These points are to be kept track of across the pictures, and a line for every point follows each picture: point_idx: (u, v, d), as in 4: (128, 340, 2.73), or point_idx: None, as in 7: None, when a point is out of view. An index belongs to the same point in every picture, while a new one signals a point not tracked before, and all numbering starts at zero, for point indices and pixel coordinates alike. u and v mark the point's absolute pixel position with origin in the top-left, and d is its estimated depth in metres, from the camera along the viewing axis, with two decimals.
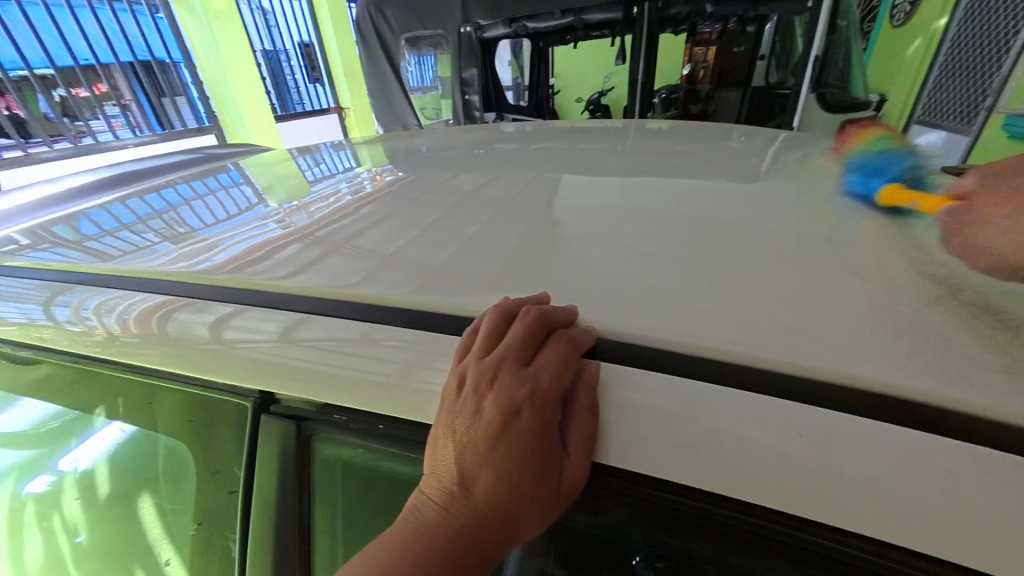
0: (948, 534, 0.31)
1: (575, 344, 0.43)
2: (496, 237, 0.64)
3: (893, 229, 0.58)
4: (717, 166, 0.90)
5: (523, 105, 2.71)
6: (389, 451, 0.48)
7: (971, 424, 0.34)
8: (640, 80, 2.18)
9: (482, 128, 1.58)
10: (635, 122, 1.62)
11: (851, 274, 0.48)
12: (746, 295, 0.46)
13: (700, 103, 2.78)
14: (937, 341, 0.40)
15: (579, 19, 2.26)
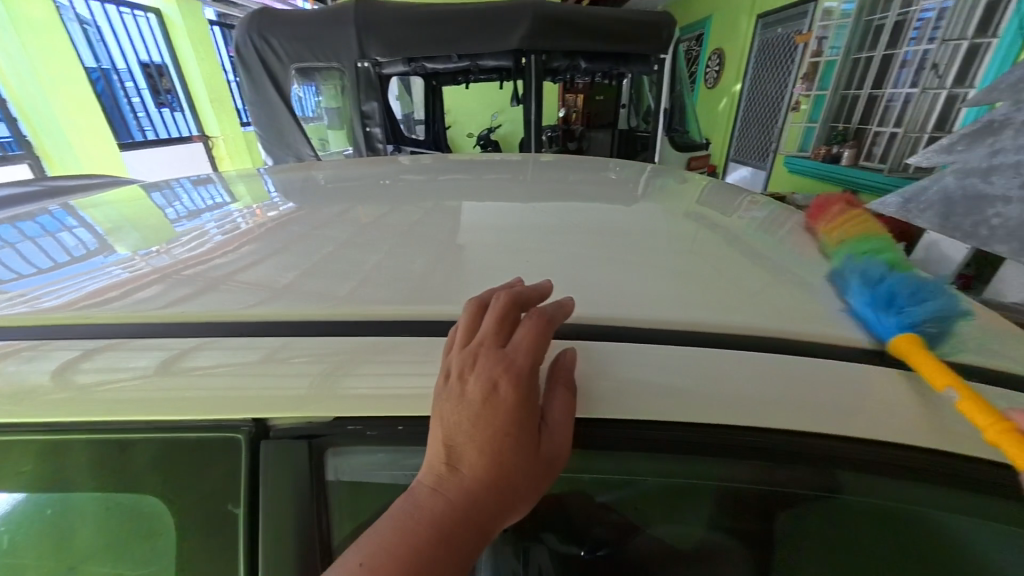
0: (788, 411, 0.44)
1: (548, 318, 0.46)
2: (452, 256, 0.71)
3: (733, 234, 0.81)
4: (601, 193, 1.12)
5: (420, 137, 3.31)
6: (415, 447, 0.49)
7: (778, 341, 0.49)
8: (533, 119, 2.52)
9: (384, 160, 1.65)
10: (532, 156, 1.85)
11: (698, 262, 0.66)
12: (633, 280, 0.61)
13: (576, 140, 3.79)
14: (751, 295, 0.57)
15: (474, 64, 2.51)
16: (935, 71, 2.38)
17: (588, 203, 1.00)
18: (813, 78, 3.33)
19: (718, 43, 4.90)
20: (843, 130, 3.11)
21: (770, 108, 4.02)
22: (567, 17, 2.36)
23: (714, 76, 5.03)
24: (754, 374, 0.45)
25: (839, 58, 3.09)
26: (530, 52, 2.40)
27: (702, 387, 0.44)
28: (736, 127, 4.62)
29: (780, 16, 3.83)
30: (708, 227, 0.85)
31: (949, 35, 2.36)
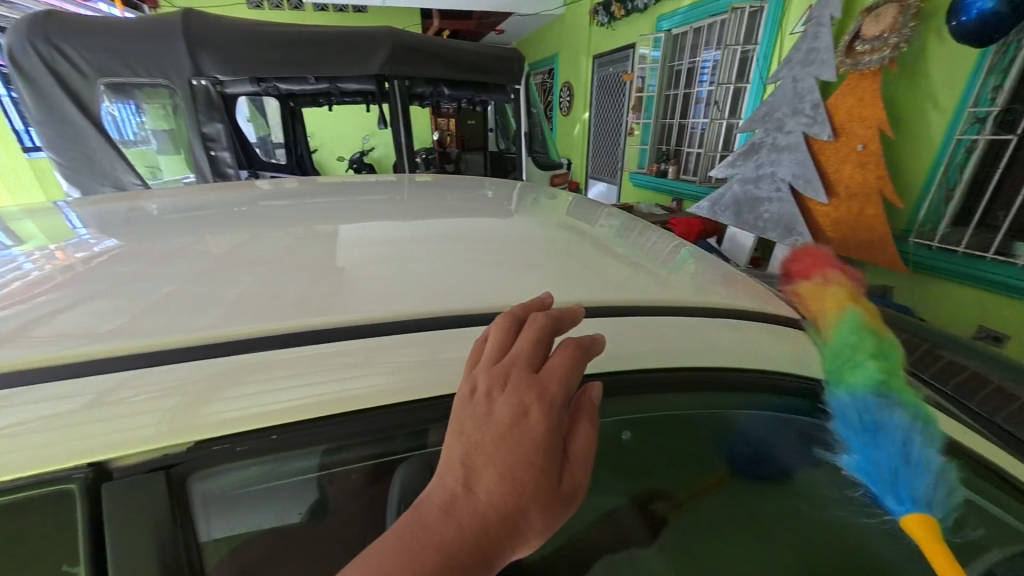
0: (626, 357, 0.56)
1: (583, 349, 0.45)
2: (332, 274, 0.71)
3: (589, 241, 1.00)
4: (476, 209, 1.23)
5: (281, 162, 3.08)
6: (294, 453, 0.45)
7: (615, 308, 0.64)
8: (404, 142, 2.59)
9: (238, 185, 1.52)
10: (407, 176, 1.90)
11: (559, 263, 0.80)
12: (508, 281, 0.71)
13: (453, 162, 3.99)
14: (598, 283, 0.72)
15: (334, 85, 2.51)
16: (717, 107, 3.22)
17: (466, 220, 1.09)
18: (639, 109, 4.07)
19: (566, 77, 5.61)
20: (666, 150, 3.89)
21: (612, 133, 4.80)
22: (427, 47, 2.49)
23: (566, 105, 5.74)
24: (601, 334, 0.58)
25: (655, 94, 3.86)
26: (393, 77, 2.46)
27: None
28: (589, 149, 5.34)
29: (609, 58, 4.60)
30: (567, 235, 1.02)
31: (722, 80, 3.15)
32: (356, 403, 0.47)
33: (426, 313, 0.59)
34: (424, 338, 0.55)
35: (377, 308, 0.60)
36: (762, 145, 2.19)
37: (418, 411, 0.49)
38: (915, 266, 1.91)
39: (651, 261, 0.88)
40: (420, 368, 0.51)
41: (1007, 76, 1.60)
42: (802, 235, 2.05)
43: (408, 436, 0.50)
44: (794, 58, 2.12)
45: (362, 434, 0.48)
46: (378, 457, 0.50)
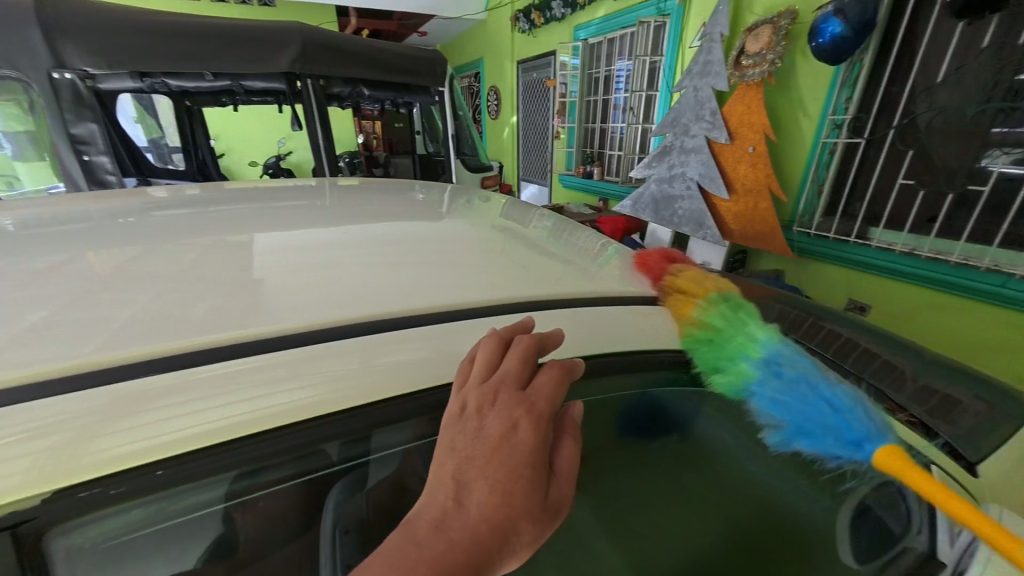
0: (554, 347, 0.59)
1: (567, 369, 0.47)
2: (245, 286, 0.63)
3: (522, 240, 1.03)
4: (406, 212, 1.20)
5: (180, 168, 2.76)
6: (190, 486, 0.39)
7: (545, 303, 0.67)
8: (322, 145, 2.45)
9: (122, 194, 1.32)
10: (328, 180, 1.79)
11: (493, 262, 0.81)
12: (443, 280, 0.70)
13: (380, 167, 3.84)
14: (531, 279, 0.75)
15: (237, 83, 2.32)
16: (633, 113, 3.47)
17: (396, 225, 1.05)
18: (564, 114, 4.24)
19: (492, 81, 5.67)
20: (591, 153, 4.10)
21: (539, 137, 4.94)
22: (341, 45, 2.36)
23: (495, 109, 5.79)
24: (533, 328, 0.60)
25: (577, 100, 4.04)
26: (306, 76, 2.31)
27: None
28: (519, 152, 5.44)
29: (532, 64, 4.73)
30: (501, 236, 1.03)
31: (636, 87, 3.40)
32: (276, 421, 0.42)
33: (356, 318, 0.55)
34: (355, 346, 0.51)
35: (300, 317, 0.54)
36: (673, 147, 2.45)
37: (344, 423, 0.45)
38: (800, 251, 2.21)
39: (580, 258, 0.94)
40: (350, 377, 0.47)
41: (855, 89, 1.90)
42: (710, 229, 2.31)
43: (335, 448, 0.45)
44: (694, 69, 2.34)
45: (280, 454, 0.42)
46: (301, 476, 0.45)
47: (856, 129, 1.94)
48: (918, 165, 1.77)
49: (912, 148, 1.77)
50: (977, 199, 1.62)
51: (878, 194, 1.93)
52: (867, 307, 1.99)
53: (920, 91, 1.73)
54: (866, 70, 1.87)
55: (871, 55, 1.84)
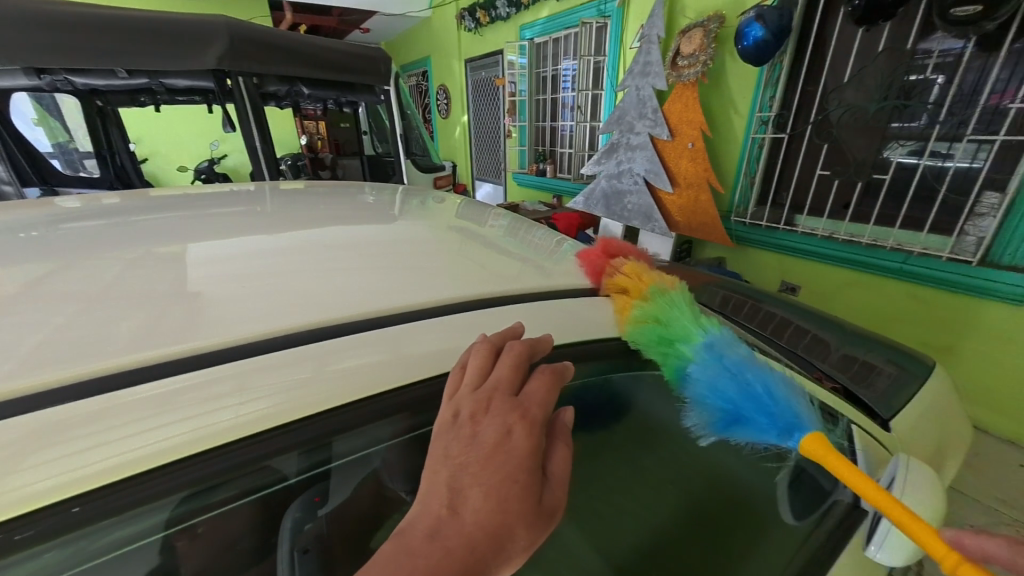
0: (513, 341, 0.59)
1: (559, 374, 0.47)
2: (178, 300, 0.58)
3: (478, 240, 1.03)
4: (357, 215, 1.16)
5: (94, 176, 2.46)
6: (112, 519, 0.35)
7: (503, 299, 0.68)
8: (259, 146, 2.31)
9: (25, 206, 1.18)
10: (270, 184, 1.69)
11: (449, 262, 0.81)
12: (398, 282, 0.69)
13: (327, 169, 3.68)
14: (488, 277, 0.76)
15: (155, 80, 2.14)
16: (581, 111, 3.56)
17: (345, 229, 1.00)
18: (514, 113, 4.26)
19: (441, 80, 5.58)
20: (543, 151, 4.16)
21: (491, 136, 4.95)
22: (275, 40, 2.22)
23: (445, 108, 5.70)
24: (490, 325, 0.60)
25: (527, 98, 4.09)
26: (236, 74, 2.16)
27: (458, 345, 0.55)
28: (472, 151, 5.41)
29: (480, 63, 4.71)
30: (457, 236, 1.03)
31: (582, 87, 3.50)
32: (216, 439, 0.39)
33: (305, 326, 0.53)
34: (304, 353, 0.48)
35: (243, 328, 0.51)
36: (619, 145, 2.55)
37: (293, 436, 0.42)
38: (739, 240, 2.38)
39: (535, 254, 0.97)
40: (299, 386, 0.45)
41: (777, 89, 2.07)
42: (658, 222, 2.42)
43: (283, 464, 0.42)
44: (636, 70, 2.44)
45: (217, 475, 0.38)
46: (243, 496, 0.41)
47: (781, 125, 2.11)
48: (833, 157, 1.96)
49: (827, 141, 1.96)
50: (881, 186, 1.83)
51: (801, 185, 2.12)
52: (798, 287, 2.18)
53: (831, 90, 1.92)
54: (787, 71, 2.03)
55: (790, 57, 2.00)
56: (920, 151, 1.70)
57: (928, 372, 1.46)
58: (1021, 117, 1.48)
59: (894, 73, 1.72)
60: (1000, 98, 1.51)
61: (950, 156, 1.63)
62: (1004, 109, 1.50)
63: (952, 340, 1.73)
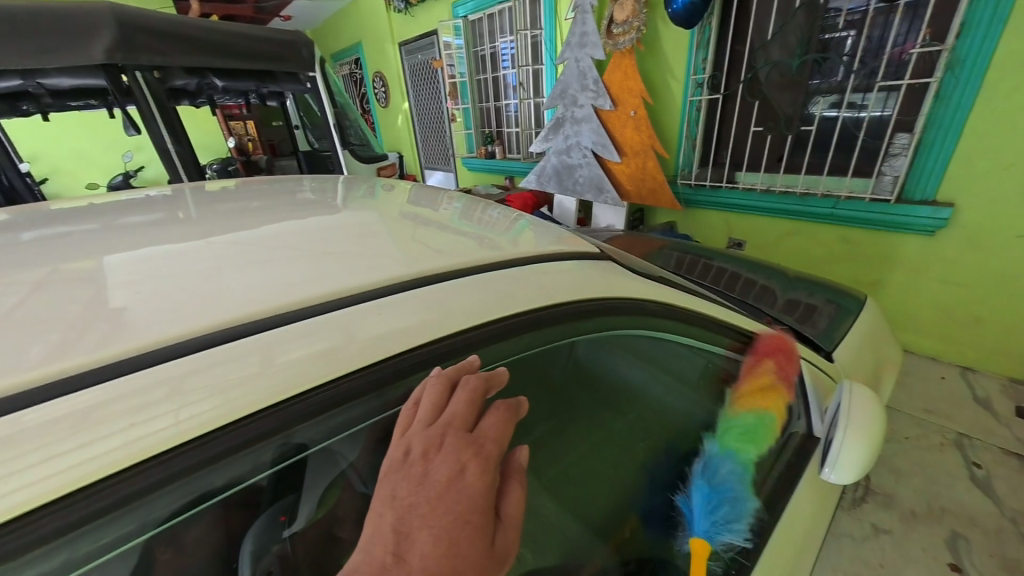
0: (485, 310, 0.53)
1: (514, 410, 0.40)
2: (75, 309, 0.47)
3: (432, 224, 0.97)
4: (295, 210, 1.06)
5: None
6: (16, 563, 0.26)
7: (467, 270, 0.61)
8: (174, 150, 2.09)
9: None
10: (191, 187, 1.51)
11: (401, 242, 0.74)
12: (345, 260, 0.60)
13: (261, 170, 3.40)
14: (445, 250, 0.69)
15: (34, 81, 1.88)
16: (524, 88, 3.49)
17: (282, 225, 0.90)
18: (456, 95, 4.12)
19: (375, 67, 5.28)
20: (490, 133, 4.06)
21: (434, 122, 4.77)
22: (177, 29, 1.99)
23: (384, 96, 5.41)
24: (459, 295, 0.54)
25: (467, 80, 3.96)
26: (132, 68, 1.92)
27: (427, 318, 0.48)
28: (418, 140, 5.20)
29: (414, 45, 4.48)
30: (408, 222, 0.96)
31: (522, 63, 3.42)
32: (154, 446, 0.30)
33: (245, 320, 0.42)
34: (251, 347, 0.39)
35: (167, 327, 0.41)
36: (565, 119, 2.52)
37: (253, 426, 0.34)
38: (688, 203, 2.44)
39: (490, 232, 0.93)
40: (251, 381, 0.36)
41: (709, 50, 2.09)
42: (609, 192, 2.47)
43: (250, 457, 0.34)
44: (573, 41, 2.39)
45: (158, 485, 0.30)
46: (199, 502, 0.33)
47: (715, 87, 2.15)
48: (763, 113, 2.03)
49: (758, 99, 2.01)
50: (808, 139, 1.92)
51: (739, 142, 2.18)
52: (744, 242, 2.27)
53: (757, 48, 1.95)
54: (715, 32, 2.05)
55: (718, 17, 2.01)
56: (838, 103, 1.80)
57: (861, 306, 1.59)
58: (922, 62, 1.59)
59: (811, 29, 1.78)
60: (901, 51, 1.61)
61: (864, 107, 1.74)
62: (906, 59, 1.60)
63: (879, 274, 1.87)
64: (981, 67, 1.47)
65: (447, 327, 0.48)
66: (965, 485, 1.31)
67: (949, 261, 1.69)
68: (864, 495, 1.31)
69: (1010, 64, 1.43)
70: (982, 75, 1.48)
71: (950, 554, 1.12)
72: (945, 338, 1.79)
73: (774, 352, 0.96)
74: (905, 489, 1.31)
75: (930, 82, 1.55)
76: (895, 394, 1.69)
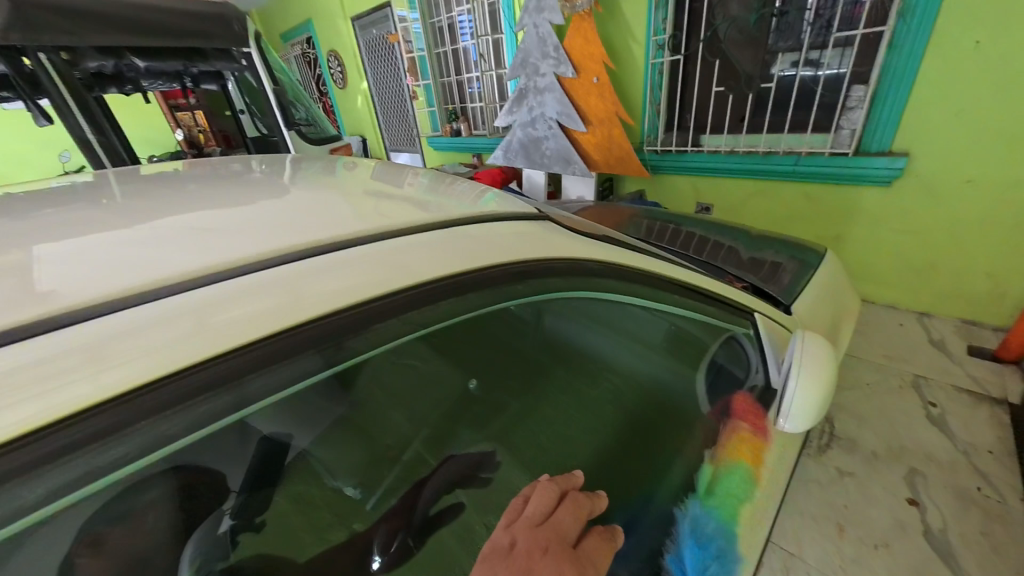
0: (416, 273, 0.46)
1: (600, 543, 0.54)
2: None
3: (371, 197, 0.88)
4: (226, 187, 0.95)
5: None
6: None
7: (399, 231, 0.53)
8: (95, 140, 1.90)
9: None
10: (118, 172, 1.36)
11: (320, 213, 0.65)
12: (251, 226, 0.52)
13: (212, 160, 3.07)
14: (369, 213, 0.61)
15: None
16: (485, 60, 3.31)
17: (216, 200, 0.79)
18: (416, 71, 3.90)
19: (329, 45, 4.95)
20: (454, 109, 3.88)
21: (396, 102, 4.52)
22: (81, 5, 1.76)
23: (341, 77, 5.08)
24: (384, 257, 0.47)
25: (426, 54, 3.74)
26: (34, 50, 1.73)
27: (345, 283, 0.41)
28: (380, 122, 4.93)
29: (368, 19, 4.19)
30: (344, 194, 0.87)
31: (482, 31, 3.22)
32: (54, 410, 0.26)
33: (183, 280, 0.38)
34: (184, 308, 0.35)
35: (85, 292, 0.36)
36: (528, 90, 2.41)
37: (178, 387, 0.30)
38: (655, 169, 2.38)
39: (441, 206, 0.85)
40: (129, 358, 0.30)
41: (668, 8, 1.99)
42: (576, 164, 2.38)
43: (180, 420, 0.30)
44: (530, 5, 2.25)
45: (57, 454, 0.26)
46: (112, 472, 0.28)
47: (676, 47, 2.06)
48: (724, 73, 1.97)
49: (719, 58, 1.95)
50: (768, 97, 1.88)
51: (701, 104, 2.12)
52: (711, 206, 2.25)
53: (715, 4, 1.87)
54: None
55: None
56: (797, 62, 1.76)
57: (820, 259, 1.60)
58: (875, 10, 1.54)
59: None
60: (855, 9, 1.57)
61: (821, 65, 1.71)
62: (859, 12, 1.56)
63: (840, 228, 1.88)
64: (932, 13, 1.43)
65: (369, 291, 0.42)
66: (925, 427, 1.34)
67: (905, 209, 1.70)
68: (828, 442, 1.33)
69: (960, 9, 1.40)
70: (933, 20, 1.44)
71: (909, 490, 1.16)
72: (904, 286, 1.82)
73: (725, 306, 0.92)
74: (867, 433, 1.34)
75: (883, 31, 1.52)
76: (857, 343, 1.73)
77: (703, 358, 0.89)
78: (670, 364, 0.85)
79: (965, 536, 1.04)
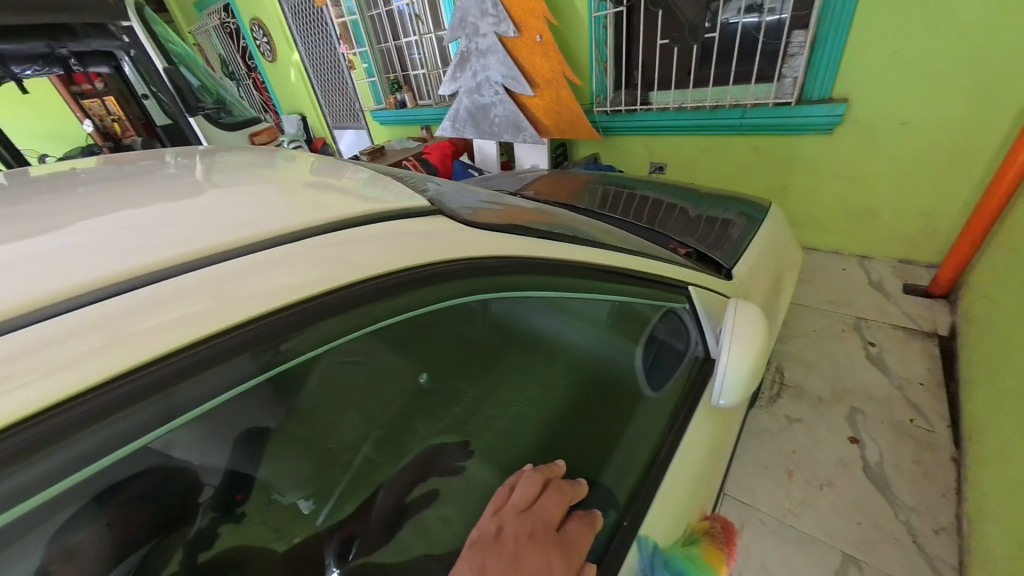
0: (377, 260, 0.36)
1: (588, 527, 0.49)
2: None
3: (269, 174, 0.74)
4: (77, 174, 0.77)
5: None
6: None
7: (345, 219, 0.41)
8: None
9: None
10: None
11: (182, 203, 0.52)
12: (132, 229, 0.39)
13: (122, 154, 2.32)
14: (248, 205, 0.50)
15: None
16: (421, 21, 3.00)
17: (48, 190, 0.62)
18: (350, 38, 3.51)
19: (251, 12, 4.28)
20: (396, 79, 3.55)
21: (334, 74, 4.05)
22: None
23: (268, 49, 4.45)
24: (340, 243, 0.36)
25: (357, 17, 3.32)
26: None
27: (298, 272, 0.32)
28: (320, 98, 4.47)
29: None
30: (234, 173, 0.72)
31: None
32: None
33: (96, 285, 0.28)
34: (92, 320, 0.25)
35: None
36: (470, 53, 2.19)
37: (85, 407, 0.22)
38: (606, 130, 2.27)
39: (347, 187, 0.71)
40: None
41: None
42: (527, 130, 2.24)
43: (81, 450, 0.22)
44: None
45: None
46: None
47: None
48: (668, 23, 1.85)
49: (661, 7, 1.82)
50: (712, 49, 1.79)
51: (647, 60, 2.01)
52: (663, 165, 2.18)
53: None
54: None
55: None
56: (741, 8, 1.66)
57: (765, 213, 1.58)
58: None
59: None
60: None
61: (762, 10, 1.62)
62: None
63: (785, 178, 1.86)
64: None
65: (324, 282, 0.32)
66: (875, 372, 1.35)
67: (841, 156, 1.69)
68: (778, 392, 1.34)
69: None
70: None
71: (850, 429, 1.20)
72: (848, 232, 1.83)
73: (662, 285, 0.80)
74: (813, 377, 1.37)
75: None
76: (805, 291, 1.74)
77: (641, 332, 0.80)
78: (613, 343, 0.74)
79: (899, 466, 1.09)
